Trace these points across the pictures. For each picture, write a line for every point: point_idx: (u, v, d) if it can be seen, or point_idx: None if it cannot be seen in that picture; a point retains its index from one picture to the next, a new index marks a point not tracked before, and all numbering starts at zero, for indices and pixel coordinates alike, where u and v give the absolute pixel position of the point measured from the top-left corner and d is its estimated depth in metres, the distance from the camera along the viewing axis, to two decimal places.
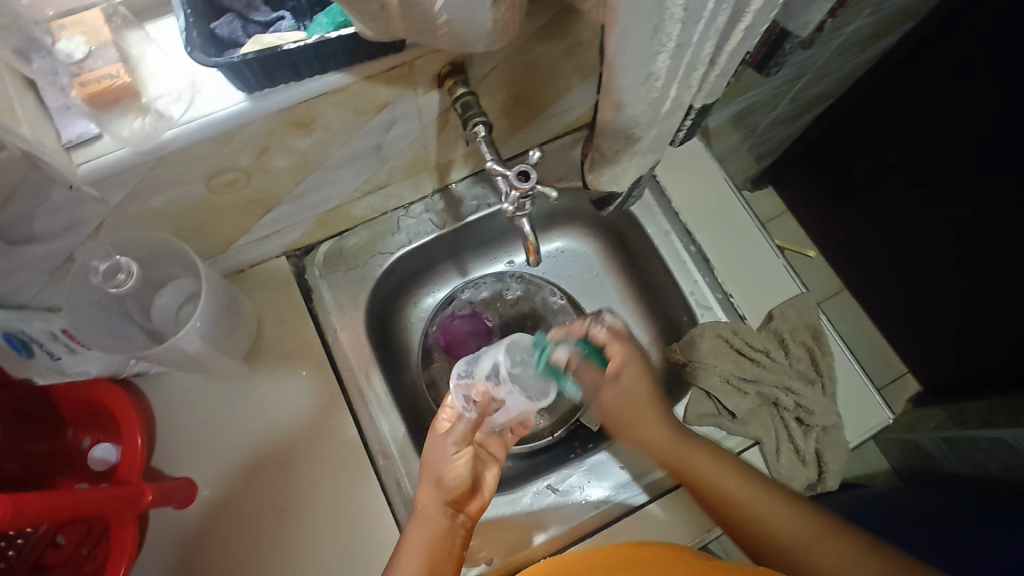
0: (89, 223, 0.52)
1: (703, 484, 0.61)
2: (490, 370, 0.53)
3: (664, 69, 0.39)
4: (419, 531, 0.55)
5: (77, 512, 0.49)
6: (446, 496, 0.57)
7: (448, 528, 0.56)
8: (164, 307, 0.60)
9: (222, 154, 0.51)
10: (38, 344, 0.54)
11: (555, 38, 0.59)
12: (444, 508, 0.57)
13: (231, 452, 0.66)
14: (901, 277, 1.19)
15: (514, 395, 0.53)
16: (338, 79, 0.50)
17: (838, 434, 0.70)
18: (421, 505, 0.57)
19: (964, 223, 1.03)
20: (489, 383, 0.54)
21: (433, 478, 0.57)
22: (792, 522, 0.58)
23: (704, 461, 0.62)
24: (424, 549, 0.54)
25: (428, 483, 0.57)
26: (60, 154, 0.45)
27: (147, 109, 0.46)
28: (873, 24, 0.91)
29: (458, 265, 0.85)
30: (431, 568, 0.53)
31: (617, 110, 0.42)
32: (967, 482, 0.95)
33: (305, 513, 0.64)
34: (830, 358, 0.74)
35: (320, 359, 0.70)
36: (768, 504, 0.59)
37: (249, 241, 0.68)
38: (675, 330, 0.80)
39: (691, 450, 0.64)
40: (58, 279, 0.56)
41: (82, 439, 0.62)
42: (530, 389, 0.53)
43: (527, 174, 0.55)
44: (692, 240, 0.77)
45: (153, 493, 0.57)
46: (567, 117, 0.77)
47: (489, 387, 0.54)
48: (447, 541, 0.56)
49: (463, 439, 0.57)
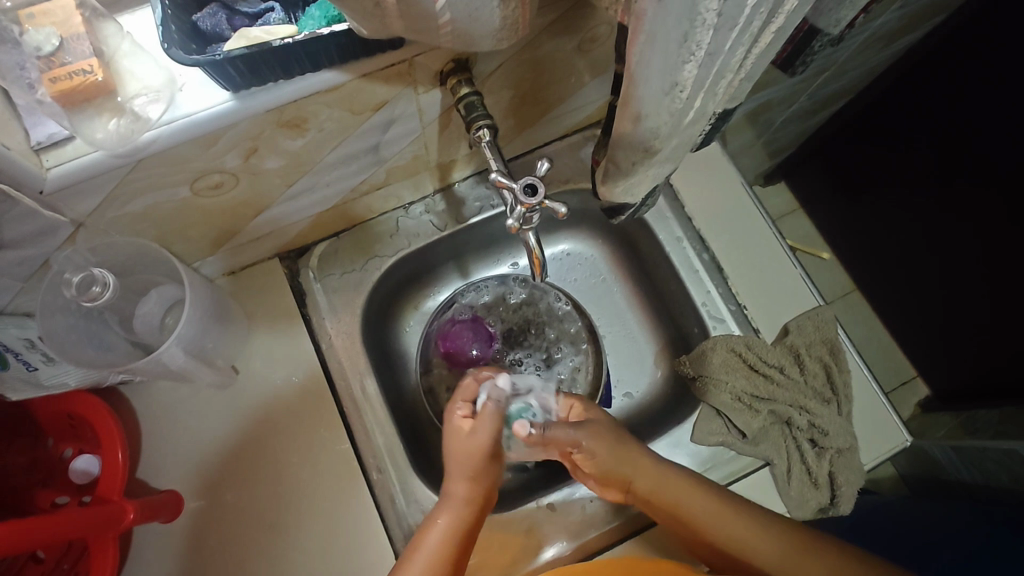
0: (63, 229, 0.48)
1: (677, 513, 0.58)
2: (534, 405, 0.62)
3: (691, 79, 0.35)
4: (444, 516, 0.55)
5: (65, 534, 0.47)
6: (472, 476, 0.57)
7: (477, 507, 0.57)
8: (147, 317, 0.56)
9: (205, 157, 0.48)
10: (14, 352, 0.51)
11: (568, 33, 0.55)
12: (474, 488, 0.57)
13: (219, 464, 0.63)
14: (917, 283, 1.15)
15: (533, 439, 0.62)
16: (330, 77, 0.46)
17: (854, 457, 0.67)
18: (450, 486, 0.57)
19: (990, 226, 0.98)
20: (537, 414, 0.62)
21: (462, 455, 0.56)
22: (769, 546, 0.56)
23: (684, 493, 0.58)
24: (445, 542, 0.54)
25: (458, 476, 0.57)
26: (28, 157, 0.42)
27: (122, 108, 0.42)
28: (901, 19, 0.86)
29: (460, 267, 0.82)
30: (461, 548, 0.54)
31: (636, 122, 0.38)
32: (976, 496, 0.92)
33: (296, 528, 0.61)
34: (847, 375, 0.70)
35: (313, 368, 0.67)
36: (760, 539, 0.56)
37: (240, 243, 0.65)
38: (685, 341, 0.77)
39: (676, 483, 0.59)
40: (33, 286, 0.52)
41: (64, 448, 0.59)
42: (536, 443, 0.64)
43: (534, 188, 0.50)
44: (705, 247, 0.74)
45: (136, 511, 0.54)
46: (577, 116, 0.73)
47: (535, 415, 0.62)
48: (473, 520, 0.57)
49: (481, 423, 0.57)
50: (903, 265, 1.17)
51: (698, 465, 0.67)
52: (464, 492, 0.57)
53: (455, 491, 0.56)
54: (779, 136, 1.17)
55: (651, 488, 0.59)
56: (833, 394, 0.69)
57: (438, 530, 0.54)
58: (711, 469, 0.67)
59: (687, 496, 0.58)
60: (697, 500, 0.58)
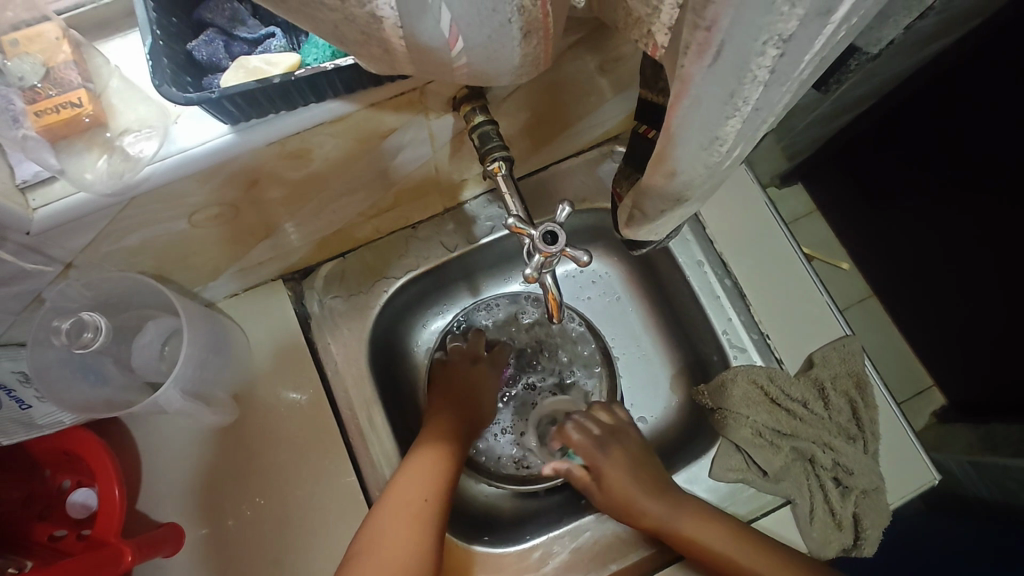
0: (54, 267, 0.45)
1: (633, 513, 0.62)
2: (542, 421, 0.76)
3: (733, 133, 0.31)
4: (401, 515, 0.55)
5: None
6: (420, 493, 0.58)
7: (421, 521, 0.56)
8: (145, 349, 0.54)
9: (203, 191, 0.45)
10: (6, 389, 0.49)
11: (588, 54, 0.51)
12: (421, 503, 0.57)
13: (221, 496, 0.61)
14: (939, 296, 1.11)
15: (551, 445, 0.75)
16: (335, 108, 0.43)
17: (880, 499, 0.63)
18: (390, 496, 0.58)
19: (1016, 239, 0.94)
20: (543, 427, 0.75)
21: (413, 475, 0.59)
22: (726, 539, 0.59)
23: (636, 493, 0.63)
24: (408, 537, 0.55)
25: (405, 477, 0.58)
26: (12, 197, 0.39)
27: (112, 146, 0.40)
28: (936, 25, 0.81)
29: (470, 286, 0.79)
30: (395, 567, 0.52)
31: (669, 176, 0.35)
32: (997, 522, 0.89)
33: (299, 564, 0.60)
34: (874, 411, 0.67)
35: (318, 397, 0.64)
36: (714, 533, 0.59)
37: (242, 267, 0.62)
38: (703, 367, 0.74)
39: (634, 485, 0.64)
40: (29, 315, 0.51)
41: (61, 479, 0.58)
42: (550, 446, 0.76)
43: (555, 236, 0.47)
44: (727, 272, 0.70)
45: (133, 552, 0.52)
46: (595, 132, 0.70)
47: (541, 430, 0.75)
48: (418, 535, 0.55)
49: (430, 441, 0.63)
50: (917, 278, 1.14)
51: (717, 502, 0.65)
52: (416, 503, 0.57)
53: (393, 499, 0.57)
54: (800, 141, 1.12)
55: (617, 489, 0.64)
56: (859, 431, 0.66)
57: (398, 531, 0.54)
58: (732, 506, 0.65)
59: (639, 497, 0.63)
60: (649, 500, 0.62)
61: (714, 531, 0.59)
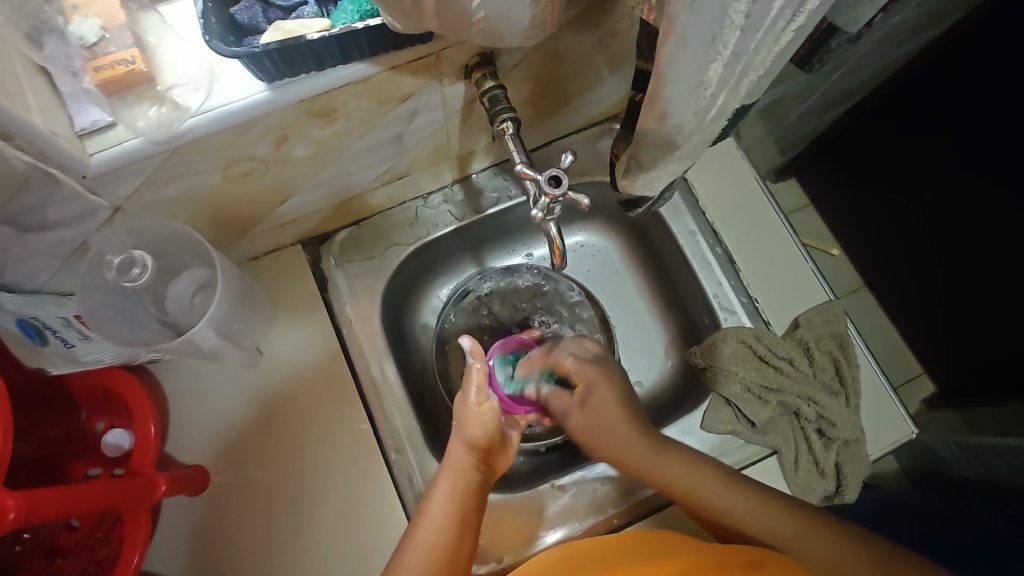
0: (102, 212, 0.50)
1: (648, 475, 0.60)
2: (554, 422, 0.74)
3: (716, 78, 0.36)
4: (448, 481, 0.57)
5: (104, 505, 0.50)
6: (473, 449, 0.61)
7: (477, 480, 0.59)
8: (177, 297, 0.59)
9: (239, 145, 0.50)
10: (51, 331, 0.54)
11: (588, 29, 0.56)
12: (473, 466, 0.59)
13: (242, 441, 0.65)
14: (937, 283, 1.10)
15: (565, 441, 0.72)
16: (361, 69, 0.47)
17: (860, 449, 0.68)
18: (450, 459, 0.60)
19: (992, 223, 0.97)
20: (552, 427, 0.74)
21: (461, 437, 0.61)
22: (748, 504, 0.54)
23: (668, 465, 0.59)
24: (449, 499, 0.56)
25: (458, 442, 0.61)
26: (72, 143, 0.43)
27: (163, 98, 0.44)
28: (917, 16, 0.85)
29: (476, 256, 0.84)
30: (458, 529, 0.54)
31: (661, 119, 0.40)
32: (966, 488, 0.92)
33: (316, 503, 0.64)
34: (855, 369, 0.71)
35: (334, 352, 0.69)
36: (732, 495, 0.55)
37: (265, 229, 0.67)
38: (696, 332, 0.78)
39: (654, 458, 0.60)
40: (73, 263, 0.55)
41: (95, 422, 0.62)
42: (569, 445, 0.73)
43: (558, 179, 0.52)
44: (718, 241, 0.75)
45: (166, 484, 0.57)
46: (595, 108, 0.74)
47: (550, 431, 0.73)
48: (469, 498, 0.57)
49: (480, 390, 0.62)
50: (909, 267, 1.15)
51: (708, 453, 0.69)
52: (464, 465, 0.59)
53: (453, 460, 0.59)
54: (792, 130, 1.16)
55: (638, 458, 0.61)
56: (842, 387, 0.71)
57: (444, 491, 0.56)
58: (723, 456, 0.68)
59: (669, 463, 0.59)
60: (679, 466, 0.59)
61: (730, 494, 0.55)
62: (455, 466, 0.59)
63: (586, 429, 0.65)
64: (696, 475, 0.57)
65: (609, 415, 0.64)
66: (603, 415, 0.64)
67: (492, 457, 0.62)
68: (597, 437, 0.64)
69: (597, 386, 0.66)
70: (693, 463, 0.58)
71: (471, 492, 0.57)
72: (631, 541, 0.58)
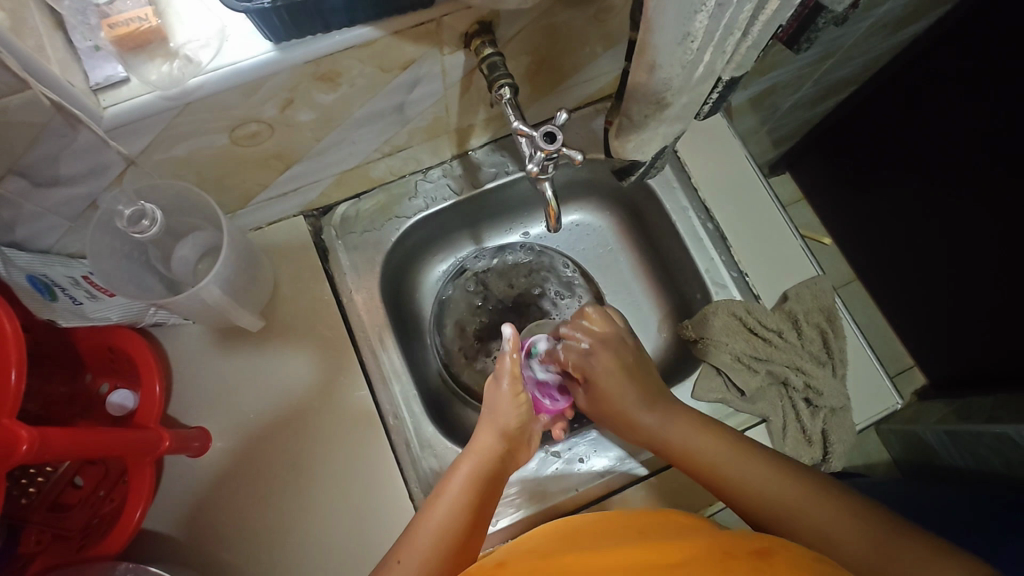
0: (113, 168, 0.52)
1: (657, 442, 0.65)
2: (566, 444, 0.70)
3: (702, 30, 0.40)
4: (472, 462, 0.58)
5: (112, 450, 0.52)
6: (501, 437, 0.60)
7: (499, 467, 0.59)
8: (184, 258, 0.62)
9: (246, 106, 0.51)
10: (60, 288, 0.55)
11: (584, 4, 0.58)
12: (500, 452, 0.60)
13: (243, 405, 0.67)
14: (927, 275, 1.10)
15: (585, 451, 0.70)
16: (365, 33, 0.49)
17: (847, 417, 0.70)
18: (477, 443, 0.60)
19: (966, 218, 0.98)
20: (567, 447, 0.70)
21: (492, 420, 0.61)
22: (752, 473, 0.58)
23: (682, 432, 0.63)
24: (472, 480, 0.56)
25: (490, 429, 0.60)
26: (87, 96, 0.45)
27: (175, 54, 0.46)
28: (905, 7, 0.87)
29: (473, 234, 0.86)
30: (478, 509, 0.55)
31: (651, 72, 0.44)
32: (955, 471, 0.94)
33: (315, 465, 0.65)
34: (842, 341, 0.74)
35: (334, 319, 0.71)
36: (738, 464, 0.59)
37: (268, 197, 0.68)
38: (688, 307, 0.80)
39: (664, 424, 0.64)
40: (81, 224, 0.57)
41: (100, 384, 0.64)
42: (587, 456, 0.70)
43: (553, 136, 0.54)
44: (710, 217, 0.77)
45: (170, 439, 0.59)
46: (590, 87, 0.77)
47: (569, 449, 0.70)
48: (491, 484, 0.57)
49: (513, 377, 0.62)
50: (893, 260, 1.17)
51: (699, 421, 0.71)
52: (491, 452, 0.59)
53: (480, 443, 0.59)
54: (787, 122, 1.18)
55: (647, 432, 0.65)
56: (829, 357, 0.73)
57: (469, 470, 0.57)
58: None
59: (680, 433, 0.63)
60: (689, 432, 0.63)
61: (753, 473, 0.58)
62: (482, 448, 0.59)
63: (596, 412, 0.69)
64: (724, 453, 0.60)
65: (619, 401, 0.67)
66: (608, 403, 0.68)
67: (518, 445, 0.62)
68: (610, 420, 0.68)
69: (597, 375, 0.69)
70: (727, 445, 0.61)
71: (495, 470, 0.59)
72: (645, 526, 0.55)
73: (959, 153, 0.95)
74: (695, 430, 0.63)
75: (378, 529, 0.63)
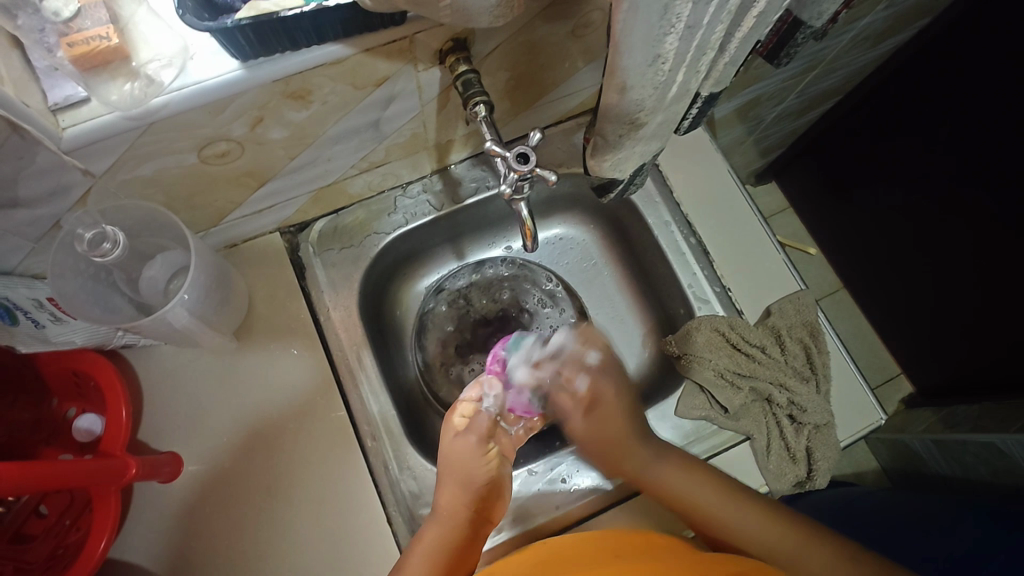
0: (75, 189, 0.51)
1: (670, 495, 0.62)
2: (549, 461, 0.69)
3: (672, 51, 0.40)
4: (438, 527, 0.57)
5: (73, 484, 0.50)
6: (468, 496, 0.59)
7: (467, 531, 0.58)
8: (153, 279, 0.60)
9: (213, 125, 0.50)
10: (22, 311, 0.54)
11: (562, 18, 0.57)
12: (466, 508, 0.59)
13: (217, 426, 0.65)
14: (908, 287, 1.11)
15: (568, 470, 0.68)
16: (335, 50, 0.48)
17: (830, 433, 0.70)
18: (444, 504, 0.59)
19: (952, 230, 0.98)
20: (548, 465, 0.68)
21: (460, 479, 0.59)
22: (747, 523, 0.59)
23: (681, 480, 0.62)
24: (437, 552, 0.55)
25: (454, 487, 0.59)
26: (44, 116, 0.43)
27: (136, 73, 0.44)
28: (888, 20, 0.87)
29: (455, 249, 0.85)
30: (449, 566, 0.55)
31: (623, 93, 0.44)
32: (934, 480, 0.93)
33: (290, 490, 0.64)
34: (826, 357, 0.73)
35: (311, 337, 0.69)
36: (730, 510, 0.59)
37: (243, 215, 0.67)
38: (671, 322, 0.80)
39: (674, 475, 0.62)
40: (44, 246, 0.55)
41: (66, 408, 0.63)
42: (568, 473, 0.68)
43: (527, 157, 0.54)
44: (692, 232, 0.76)
45: (137, 466, 0.57)
46: (571, 102, 0.76)
47: (547, 467, 0.68)
48: (466, 543, 0.58)
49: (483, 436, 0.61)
50: (878, 269, 1.16)
51: (681, 437, 0.71)
52: (461, 512, 0.58)
53: (443, 505, 0.58)
54: (772, 134, 1.17)
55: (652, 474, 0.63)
56: (813, 373, 0.72)
57: (435, 543, 0.56)
58: (696, 442, 0.70)
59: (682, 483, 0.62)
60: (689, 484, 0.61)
61: (743, 517, 0.59)
62: (458, 517, 0.58)
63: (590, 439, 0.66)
64: (706, 493, 0.61)
65: (619, 431, 0.65)
66: (612, 429, 0.65)
67: (488, 505, 0.61)
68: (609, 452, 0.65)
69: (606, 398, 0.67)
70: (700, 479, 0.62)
71: (468, 545, 0.58)
72: (621, 549, 0.54)
73: (943, 166, 0.95)
74: (696, 481, 0.61)
75: (355, 552, 0.62)
